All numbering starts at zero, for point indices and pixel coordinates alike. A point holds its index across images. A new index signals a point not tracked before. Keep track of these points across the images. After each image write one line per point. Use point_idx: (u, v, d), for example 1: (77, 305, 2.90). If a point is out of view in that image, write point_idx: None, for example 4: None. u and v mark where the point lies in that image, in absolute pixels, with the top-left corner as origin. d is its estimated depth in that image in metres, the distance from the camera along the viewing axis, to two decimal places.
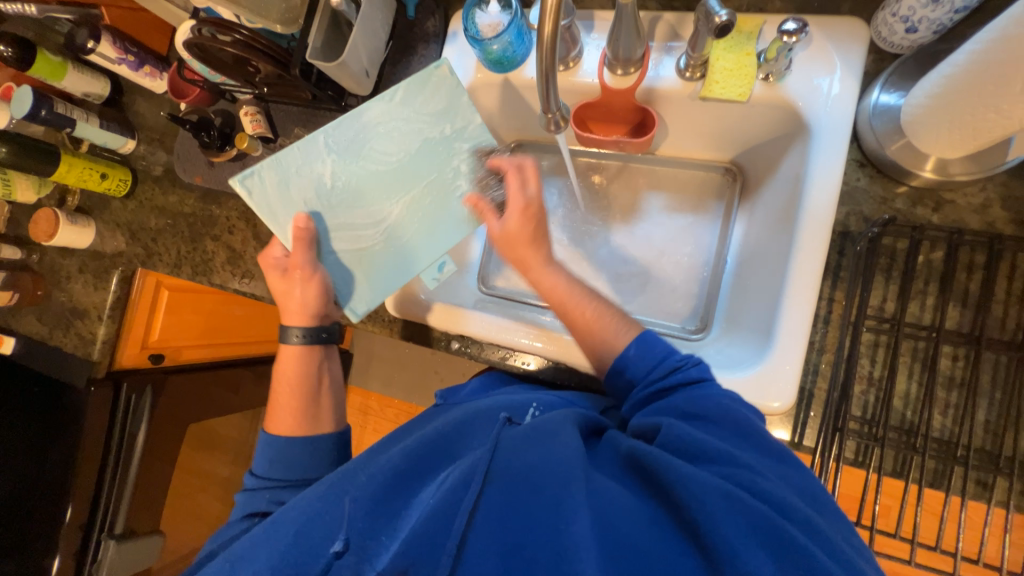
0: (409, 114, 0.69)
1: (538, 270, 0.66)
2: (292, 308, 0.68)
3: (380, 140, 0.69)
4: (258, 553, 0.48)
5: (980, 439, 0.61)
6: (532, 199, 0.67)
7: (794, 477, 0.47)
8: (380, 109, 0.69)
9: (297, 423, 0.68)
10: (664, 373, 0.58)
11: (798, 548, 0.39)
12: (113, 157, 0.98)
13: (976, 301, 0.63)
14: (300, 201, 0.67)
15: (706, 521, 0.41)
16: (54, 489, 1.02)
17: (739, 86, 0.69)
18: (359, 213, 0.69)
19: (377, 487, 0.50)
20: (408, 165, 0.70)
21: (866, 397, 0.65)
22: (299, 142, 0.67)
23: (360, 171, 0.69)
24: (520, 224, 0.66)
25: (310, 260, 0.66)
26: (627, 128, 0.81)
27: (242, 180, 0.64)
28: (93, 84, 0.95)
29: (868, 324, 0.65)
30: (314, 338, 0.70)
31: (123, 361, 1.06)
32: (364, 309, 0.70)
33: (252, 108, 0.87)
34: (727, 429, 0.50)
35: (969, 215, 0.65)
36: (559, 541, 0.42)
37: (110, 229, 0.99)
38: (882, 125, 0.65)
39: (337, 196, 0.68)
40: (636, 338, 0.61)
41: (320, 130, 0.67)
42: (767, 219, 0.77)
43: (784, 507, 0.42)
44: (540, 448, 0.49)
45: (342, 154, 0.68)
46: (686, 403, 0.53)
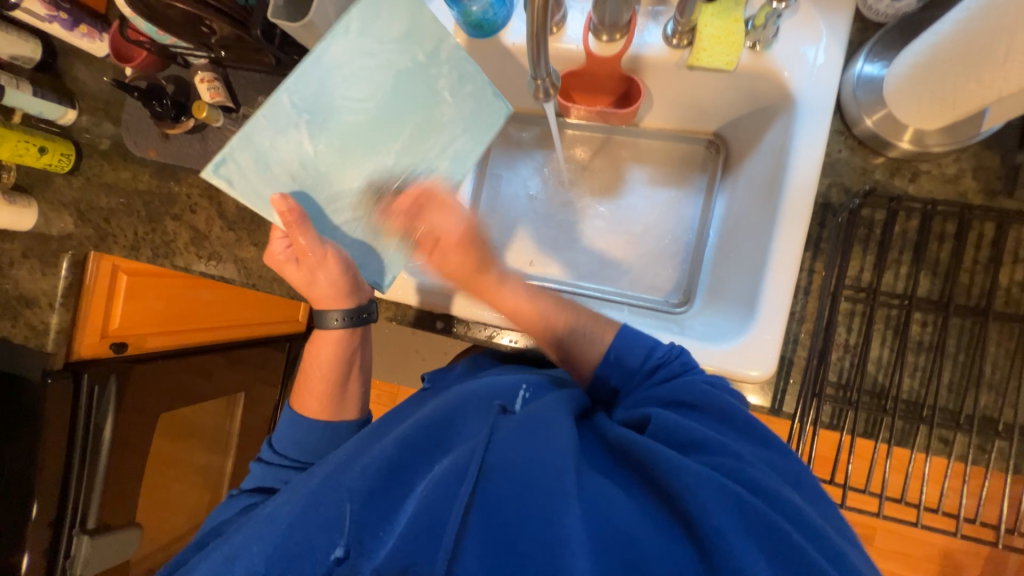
0: (374, 45, 0.58)
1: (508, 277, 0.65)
2: (321, 294, 0.68)
3: (351, 84, 0.58)
4: (251, 547, 0.47)
5: (944, 399, 0.66)
6: (468, 225, 0.67)
7: (775, 460, 0.49)
8: (338, 42, 0.56)
9: (325, 406, 0.72)
10: (647, 373, 0.59)
11: (788, 543, 0.40)
12: (51, 129, 0.89)
13: (945, 270, 0.66)
14: (285, 177, 0.59)
15: (697, 512, 0.42)
16: (15, 486, 0.97)
17: (726, 55, 0.68)
18: (354, 175, 0.62)
19: (372, 478, 0.49)
20: (388, 106, 0.62)
21: (842, 362, 0.68)
22: (261, 110, 0.54)
23: (341, 128, 0.59)
24: (460, 256, 0.67)
25: (314, 242, 0.62)
26: (612, 98, 0.79)
27: (218, 174, 0.54)
28: (21, 46, 0.84)
29: (846, 294, 0.68)
30: (353, 321, 0.71)
31: (81, 352, 1.00)
32: (394, 278, 0.69)
33: (208, 74, 0.80)
34: (712, 418, 0.52)
35: (942, 186, 0.67)
36: (552, 534, 0.42)
37: (55, 210, 0.90)
38: (866, 95, 0.66)
39: (324, 164, 0.60)
40: (615, 341, 0.61)
41: (278, 89, 0.54)
42: (748, 193, 0.78)
43: (772, 501, 0.43)
44: (535, 441, 0.49)
45: (315, 111, 0.57)
46: (668, 393, 0.55)
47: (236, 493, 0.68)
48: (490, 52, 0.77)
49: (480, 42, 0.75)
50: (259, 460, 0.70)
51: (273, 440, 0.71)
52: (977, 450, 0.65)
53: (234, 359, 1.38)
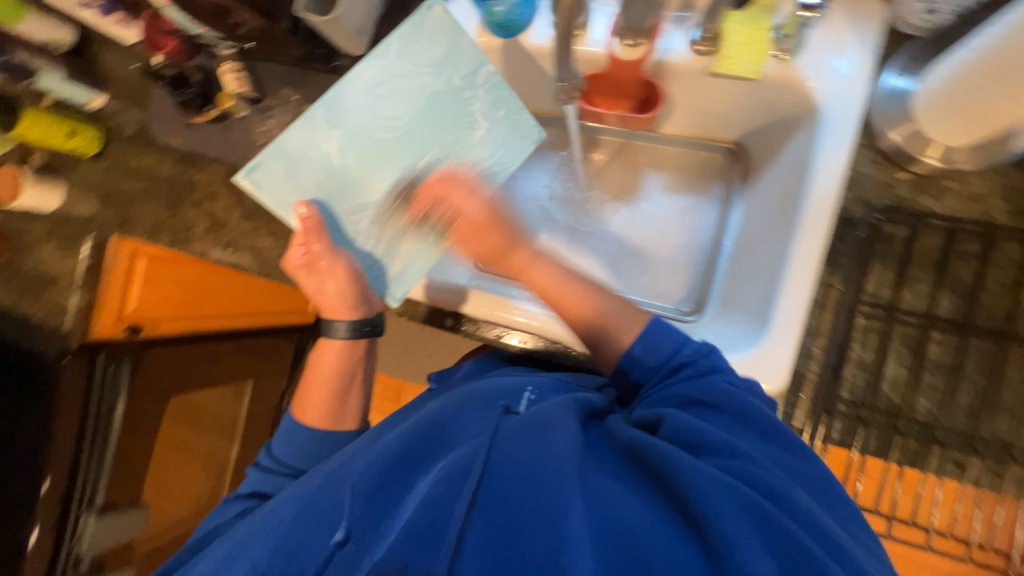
0: (410, 68, 0.66)
1: (527, 268, 0.66)
2: (330, 303, 0.70)
3: (382, 103, 0.66)
4: (252, 545, 0.48)
5: (960, 422, 0.64)
6: (490, 207, 0.66)
7: (789, 465, 0.48)
8: (375, 68, 0.65)
9: (325, 414, 0.72)
10: (671, 370, 0.58)
11: (801, 549, 0.40)
12: (79, 113, 0.91)
13: (966, 290, 0.65)
14: (311, 184, 0.66)
15: (710, 516, 0.41)
16: (29, 460, 1.00)
17: (751, 63, 0.66)
18: (375, 185, 0.68)
19: (374, 475, 0.49)
20: (416, 125, 0.68)
21: (855, 380, 0.66)
22: (299, 121, 0.64)
23: (368, 141, 0.67)
24: (489, 236, 0.65)
25: (325, 248, 0.67)
26: (631, 103, 0.76)
27: (249, 175, 0.64)
28: (56, 31, 0.87)
29: (863, 310, 0.67)
30: (358, 332, 0.72)
31: (99, 330, 1.02)
32: (404, 291, 0.69)
33: (235, 65, 0.81)
34: (730, 418, 0.51)
35: (967, 204, 0.66)
36: (554, 532, 0.42)
37: (80, 192, 0.93)
38: (892, 109, 0.65)
39: (348, 172, 0.67)
40: (641, 335, 0.60)
41: (317, 105, 0.65)
42: (767, 202, 0.77)
43: (790, 506, 0.43)
44: (540, 440, 0.49)
45: (346, 125, 0.66)
46: (689, 392, 0.54)
47: (233, 497, 0.68)
48: (514, 53, 0.77)
49: (503, 42, 0.75)
50: (258, 465, 0.70)
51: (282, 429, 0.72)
52: (992, 475, 0.64)
53: (242, 347, 1.40)
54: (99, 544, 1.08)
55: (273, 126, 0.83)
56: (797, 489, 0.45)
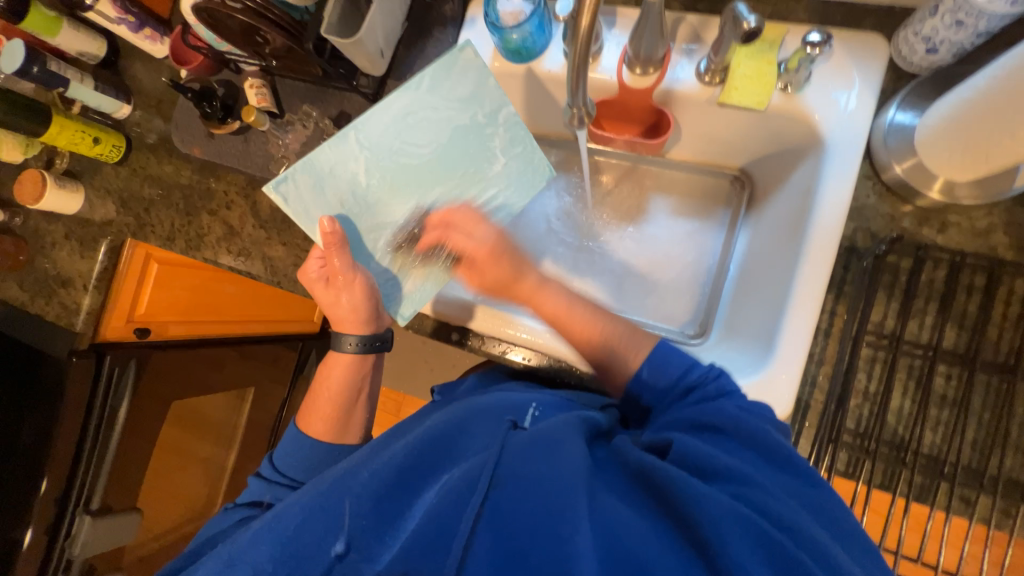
0: (440, 101, 0.67)
1: (535, 300, 0.67)
2: (342, 317, 0.72)
3: (411, 132, 0.67)
4: (254, 549, 0.48)
5: (967, 457, 0.63)
6: (490, 241, 0.68)
7: (800, 492, 0.48)
8: (407, 96, 0.65)
9: (330, 428, 0.73)
10: (681, 393, 0.58)
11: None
12: (105, 121, 0.95)
13: (972, 324, 0.65)
14: (335, 201, 0.67)
15: (724, 546, 0.41)
16: (30, 459, 1.00)
17: (758, 94, 0.69)
18: (397, 210, 0.69)
19: (379, 486, 0.49)
20: (441, 156, 0.69)
21: (860, 410, 0.66)
22: (328, 141, 0.64)
23: (394, 166, 0.67)
24: (494, 267, 0.68)
25: (347, 266, 0.67)
26: (641, 128, 0.80)
27: (277, 189, 0.63)
28: (89, 44, 0.91)
29: (868, 340, 0.67)
30: (368, 347, 0.74)
31: (108, 334, 1.03)
32: (413, 311, 0.71)
33: (258, 81, 0.84)
34: (740, 442, 0.51)
35: (971, 238, 0.66)
36: (560, 552, 0.42)
37: (100, 197, 0.96)
38: (897, 143, 0.66)
39: (372, 194, 0.68)
40: (649, 358, 0.61)
41: (348, 126, 0.64)
42: (772, 229, 0.78)
43: (802, 537, 0.43)
44: (548, 458, 0.48)
45: (373, 149, 0.66)
46: (698, 416, 0.54)
47: (233, 505, 0.68)
48: (526, 78, 0.79)
49: (515, 67, 0.78)
50: (259, 476, 0.70)
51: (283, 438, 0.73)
52: (1000, 513, 0.62)
53: (247, 354, 1.40)
54: (91, 549, 1.06)
55: (292, 140, 0.86)
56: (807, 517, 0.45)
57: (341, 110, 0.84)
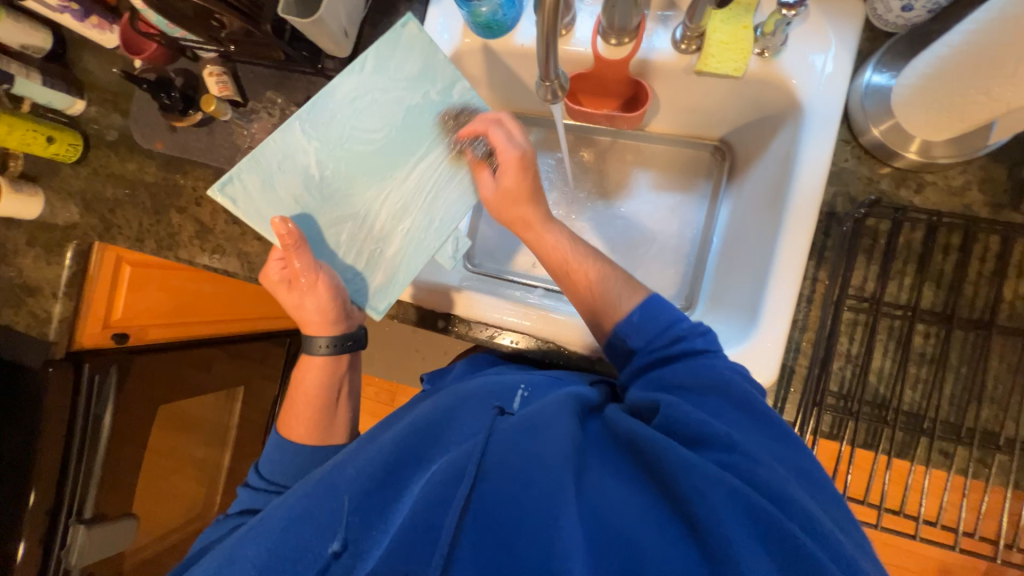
0: (386, 82, 0.69)
1: (539, 230, 0.67)
2: (310, 320, 0.70)
3: (360, 117, 0.68)
4: (247, 551, 0.47)
5: (945, 412, 0.65)
6: (525, 151, 0.67)
7: (783, 453, 0.50)
8: (352, 81, 0.68)
9: (312, 431, 0.71)
10: (667, 342, 0.57)
11: (797, 545, 0.40)
12: (59, 119, 0.90)
13: (949, 282, 0.66)
14: (289, 199, 0.68)
15: (708, 517, 0.42)
16: (14, 473, 0.97)
17: (734, 61, 0.68)
18: (355, 200, 0.69)
19: (368, 480, 0.49)
20: (394, 138, 0.70)
21: (843, 372, 0.67)
22: (275, 134, 0.66)
23: (348, 154, 0.69)
24: (516, 177, 0.67)
25: (308, 265, 0.65)
26: (617, 102, 0.79)
27: (224, 190, 0.64)
28: (33, 35, 0.85)
29: (849, 303, 0.67)
30: (340, 347, 0.72)
31: (83, 342, 0.99)
32: (386, 304, 0.69)
33: (218, 68, 0.80)
34: (725, 405, 0.52)
35: (948, 198, 0.67)
36: (547, 535, 0.42)
37: (62, 199, 0.91)
38: (874, 105, 0.65)
39: (327, 184, 0.69)
40: (640, 305, 0.60)
41: (295, 119, 0.67)
42: (754, 198, 0.77)
43: (787, 501, 0.43)
44: (536, 441, 0.49)
45: (322, 139, 0.68)
46: (684, 376, 0.54)
47: (223, 517, 0.67)
48: (498, 53, 0.77)
49: (487, 42, 0.75)
50: (247, 485, 0.69)
51: (273, 437, 0.72)
52: (978, 463, 0.65)
53: (233, 353, 1.38)
54: (89, 556, 1.04)
55: (258, 130, 0.82)
56: (791, 480, 0.46)
57: (307, 95, 0.81)
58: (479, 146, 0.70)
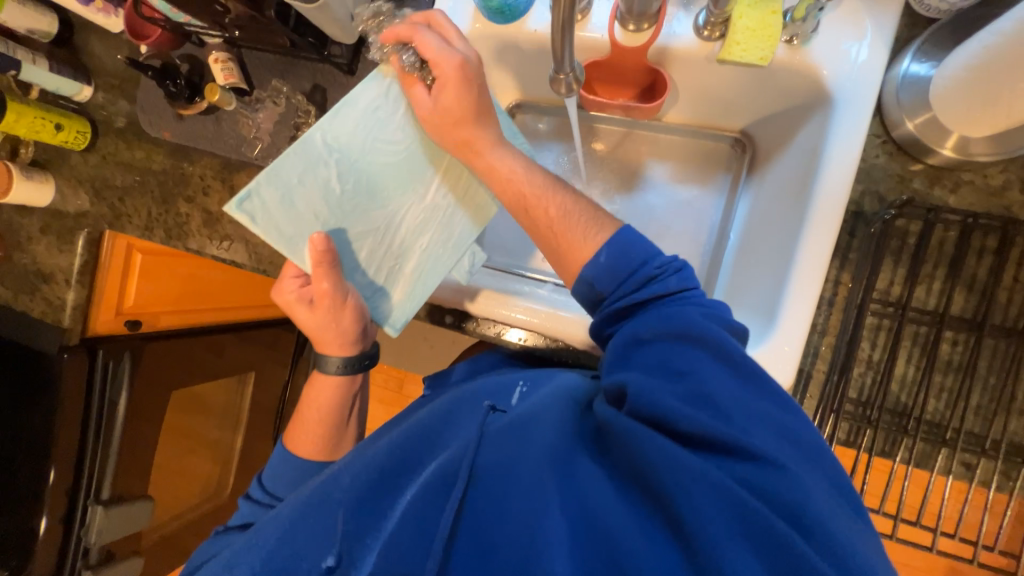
0: (409, 92, 0.64)
1: (486, 155, 0.60)
2: (326, 339, 0.69)
3: (383, 127, 0.63)
4: (242, 557, 0.48)
5: (971, 422, 0.64)
6: (468, 59, 0.59)
7: (781, 427, 0.45)
8: (376, 89, 0.62)
9: (323, 449, 0.72)
10: (640, 282, 0.51)
11: (785, 542, 0.39)
12: (69, 105, 0.89)
13: (982, 287, 0.63)
14: (310, 216, 0.62)
15: (692, 517, 0.40)
16: (35, 454, 1.00)
17: (761, 49, 0.64)
18: (378, 215, 0.65)
19: (364, 486, 0.50)
20: (418, 152, 0.66)
21: (863, 379, 0.66)
22: (294, 146, 0.59)
23: (371, 168, 0.64)
24: (456, 92, 0.59)
25: (336, 289, 0.63)
26: (636, 91, 0.75)
27: (242, 208, 0.57)
28: (38, 20, 0.83)
29: (872, 308, 0.65)
30: (354, 366, 0.72)
31: (97, 328, 1.01)
32: (403, 320, 0.68)
33: (222, 55, 0.79)
34: (698, 354, 0.47)
35: (986, 198, 0.63)
36: (530, 543, 0.42)
37: (72, 187, 0.92)
38: (910, 98, 0.61)
39: (349, 201, 0.63)
40: (608, 244, 0.53)
41: (314, 128, 0.60)
42: (775, 194, 0.74)
43: (779, 496, 0.41)
44: (524, 441, 0.48)
45: (344, 153, 0.61)
46: (653, 324, 0.49)
47: (222, 530, 0.67)
48: (509, 40, 0.74)
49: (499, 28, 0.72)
50: (249, 497, 0.69)
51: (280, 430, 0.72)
52: (1002, 476, 0.64)
53: (244, 338, 1.38)
54: (106, 536, 1.07)
55: (263, 119, 0.81)
56: (789, 468, 0.42)
57: (314, 83, 0.79)
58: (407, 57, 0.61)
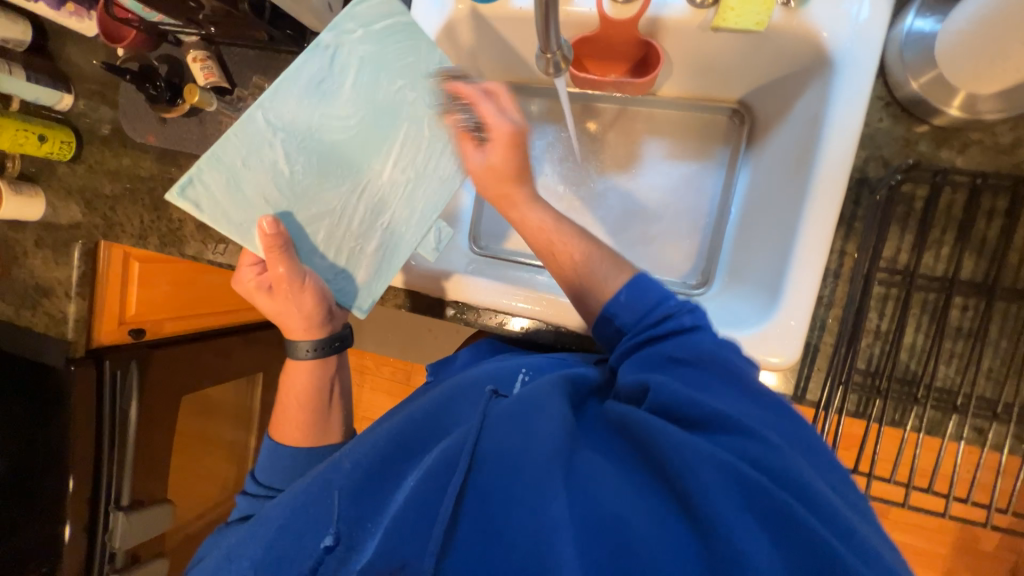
0: (354, 66, 0.62)
1: (520, 209, 0.62)
2: (292, 324, 0.67)
3: (328, 102, 0.61)
4: (244, 552, 0.48)
5: (982, 387, 0.64)
6: (518, 128, 0.63)
7: (778, 422, 0.47)
8: (315, 63, 0.60)
9: (307, 434, 0.68)
10: (657, 320, 0.54)
11: (792, 519, 0.39)
12: (51, 115, 0.88)
13: (993, 251, 0.62)
14: (260, 200, 0.60)
15: (700, 493, 0.40)
16: (53, 465, 1.01)
17: (757, 13, 0.62)
18: (331, 195, 0.63)
19: (365, 471, 0.49)
20: (368, 125, 0.63)
21: (872, 349, 0.65)
22: (233, 128, 0.58)
23: (319, 146, 0.62)
24: (505, 154, 0.63)
25: (292, 271, 0.62)
26: (628, 65, 0.72)
27: (185, 194, 0.56)
28: (10, 28, 0.81)
29: (880, 277, 0.64)
30: (326, 349, 0.69)
31: (101, 338, 1.01)
32: (371, 301, 0.67)
33: (200, 52, 0.76)
34: (708, 365, 0.50)
35: (994, 157, 0.61)
36: (536, 523, 0.41)
37: (63, 199, 0.91)
38: (914, 56, 0.59)
39: (299, 181, 0.61)
40: (627, 284, 0.56)
41: (254, 108, 0.58)
42: (776, 164, 0.72)
43: (783, 474, 0.42)
44: (526, 423, 0.47)
45: (290, 132, 0.60)
46: (674, 349, 0.51)
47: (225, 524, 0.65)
48: (493, 21, 0.73)
49: (482, 8, 0.71)
50: (246, 492, 0.67)
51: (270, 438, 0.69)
52: (1015, 440, 0.64)
53: (252, 339, 1.39)
54: (133, 538, 1.09)
55: None
56: (788, 452, 0.43)
57: None
58: (465, 116, 0.64)
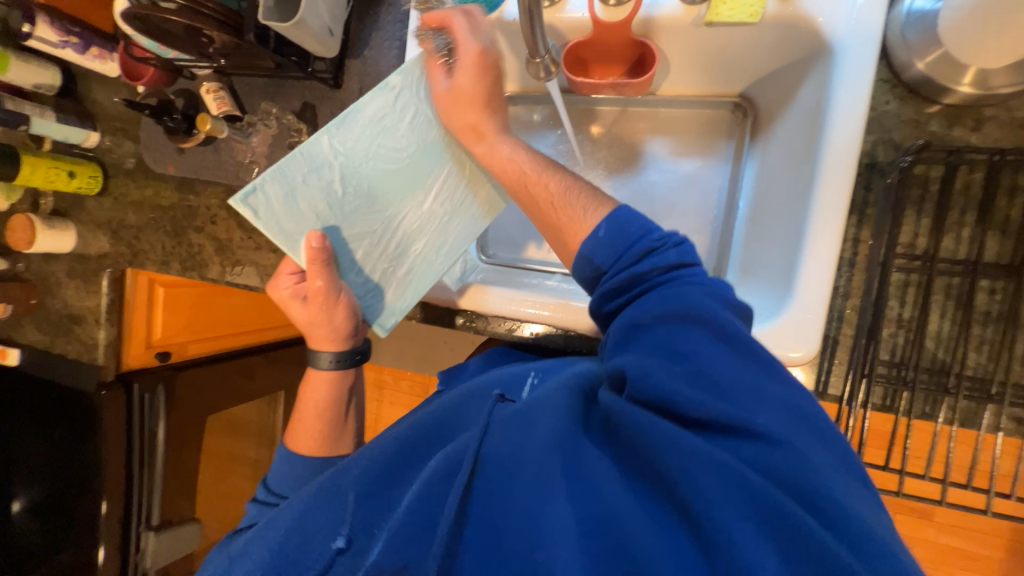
0: (415, 103, 0.64)
1: (491, 138, 0.61)
2: (317, 334, 0.68)
3: (388, 134, 0.63)
4: (254, 551, 0.49)
5: (1018, 374, 0.60)
6: (487, 49, 0.60)
7: (803, 418, 0.42)
8: (382, 98, 0.62)
9: (320, 447, 0.69)
10: (636, 258, 0.49)
11: (811, 543, 0.35)
12: (80, 153, 0.93)
13: (1018, 230, 0.59)
14: (310, 215, 0.62)
15: (703, 506, 0.38)
16: (85, 488, 1.04)
17: (750, 5, 0.62)
18: (376, 219, 0.65)
19: (371, 474, 0.50)
20: (420, 158, 0.65)
21: (895, 339, 0.63)
22: (301, 148, 0.60)
23: (372, 173, 0.64)
24: (474, 77, 0.60)
25: (329, 285, 0.63)
26: (624, 68, 0.73)
27: (246, 203, 0.59)
28: (41, 74, 0.87)
29: (898, 264, 0.62)
30: (347, 361, 0.70)
31: (131, 364, 1.04)
32: (393, 322, 0.68)
33: (213, 84, 0.81)
34: (706, 339, 0.44)
35: (1013, 132, 0.59)
36: (534, 528, 0.41)
37: (91, 231, 0.95)
38: (917, 35, 0.58)
39: (349, 202, 0.64)
40: (606, 218, 0.52)
41: (320, 130, 0.61)
42: (783, 154, 0.70)
43: (791, 481, 0.38)
44: (528, 429, 0.46)
45: (350, 157, 0.62)
46: (656, 308, 0.47)
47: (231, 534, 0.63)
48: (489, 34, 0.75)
49: None
50: (256, 499, 0.67)
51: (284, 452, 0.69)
52: None
53: (273, 358, 1.43)
54: (161, 559, 1.12)
55: (258, 143, 0.82)
56: (800, 455, 0.39)
57: (303, 101, 0.80)
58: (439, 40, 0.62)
